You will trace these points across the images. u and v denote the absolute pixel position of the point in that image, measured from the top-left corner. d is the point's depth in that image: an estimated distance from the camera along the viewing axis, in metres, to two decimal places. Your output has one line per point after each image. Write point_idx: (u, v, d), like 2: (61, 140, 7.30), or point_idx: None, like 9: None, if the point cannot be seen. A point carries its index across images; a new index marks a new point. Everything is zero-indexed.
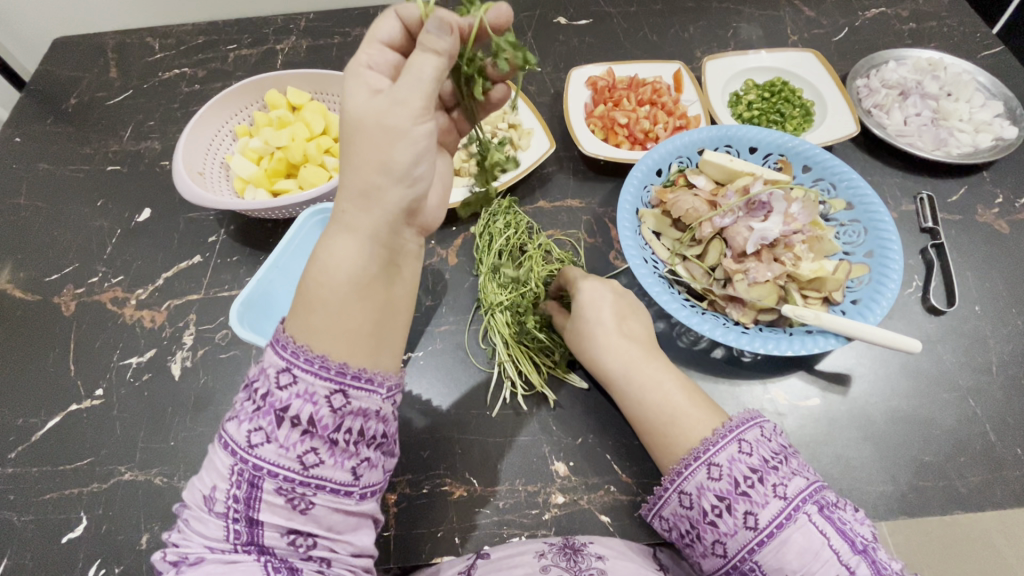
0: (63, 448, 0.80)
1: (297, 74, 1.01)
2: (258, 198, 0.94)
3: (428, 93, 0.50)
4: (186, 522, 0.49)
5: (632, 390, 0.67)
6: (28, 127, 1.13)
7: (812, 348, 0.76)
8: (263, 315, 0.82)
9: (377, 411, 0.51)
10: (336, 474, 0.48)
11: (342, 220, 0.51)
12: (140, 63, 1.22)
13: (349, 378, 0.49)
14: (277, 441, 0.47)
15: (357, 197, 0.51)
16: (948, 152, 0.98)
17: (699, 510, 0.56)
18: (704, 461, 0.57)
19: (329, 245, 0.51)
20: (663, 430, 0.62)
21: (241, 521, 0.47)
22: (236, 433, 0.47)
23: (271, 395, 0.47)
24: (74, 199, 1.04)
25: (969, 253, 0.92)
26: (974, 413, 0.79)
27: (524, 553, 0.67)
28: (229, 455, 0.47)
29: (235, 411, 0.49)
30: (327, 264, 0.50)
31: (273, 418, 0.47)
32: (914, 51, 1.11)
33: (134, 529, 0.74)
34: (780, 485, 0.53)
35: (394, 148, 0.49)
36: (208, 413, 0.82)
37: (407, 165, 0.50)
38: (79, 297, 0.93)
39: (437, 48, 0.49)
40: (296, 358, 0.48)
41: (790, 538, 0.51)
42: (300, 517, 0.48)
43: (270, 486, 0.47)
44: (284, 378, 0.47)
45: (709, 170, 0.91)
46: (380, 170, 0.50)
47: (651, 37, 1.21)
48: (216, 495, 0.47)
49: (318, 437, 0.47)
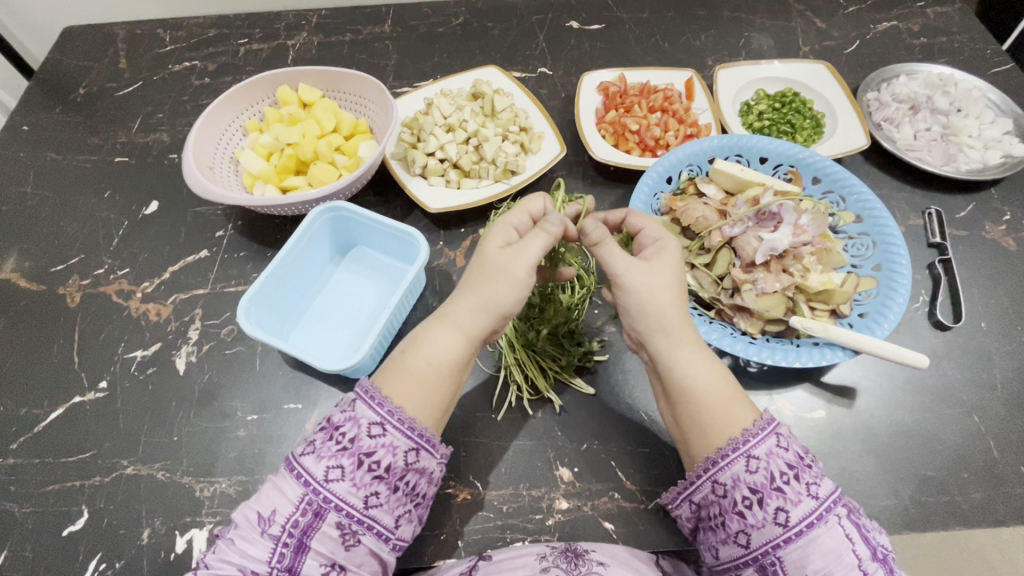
0: (65, 440, 0.80)
1: (309, 71, 1.01)
2: (267, 194, 0.93)
3: (535, 259, 0.63)
4: (227, 542, 0.53)
5: (689, 358, 0.63)
6: (35, 116, 1.12)
7: (820, 361, 0.76)
8: (266, 310, 0.82)
9: (431, 472, 0.59)
10: (384, 518, 0.55)
11: (456, 328, 0.61)
12: (150, 55, 1.22)
13: (424, 440, 0.57)
14: (350, 480, 0.53)
15: (467, 306, 0.62)
16: (956, 168, 0.98)
17: (730, 500, 0.56)
18: (743, 453, 0.56)
19: (439, 344, 0.60)
20: (725, 408, 0.60)
21: (290, 546, 0.52)
22: (315, 466, 0.53)
23: (358, 440, 0.54)
24: (81, 189, 1.03)
25: (975, 269, 0.93)
26: (978, 429, 0.79)
27: (526, 556, 0.67)
28: (302, 484, 0.53)
29: (315, 446, 0.55)
30: (434, 361, 0.60)
31: (355, 460, 0.54)
32: (925, 66, 1.11)
33: (135, 523, 0.74)
34: (813, 484, 0.54)
35: (505, 290, 0.62)
36: (212, 409, 0.82)
37: (511, 302, 0.62)
38: (84, 289, 0.93)
39: (554, 232, 0.64)
40: (390, 417, 0.56)
41: (819, 538, 0.53)
42: (343, 552, 0.54)
43: (332, 518, 0.53)
44: (375, 429, 0.55)
45: (719, 179, 0.91)
46: (490, 298, 0.62)
47: (662, 44, 1.22)
48: (275, 518, 0.53)
49: (385, 482, 0.55)
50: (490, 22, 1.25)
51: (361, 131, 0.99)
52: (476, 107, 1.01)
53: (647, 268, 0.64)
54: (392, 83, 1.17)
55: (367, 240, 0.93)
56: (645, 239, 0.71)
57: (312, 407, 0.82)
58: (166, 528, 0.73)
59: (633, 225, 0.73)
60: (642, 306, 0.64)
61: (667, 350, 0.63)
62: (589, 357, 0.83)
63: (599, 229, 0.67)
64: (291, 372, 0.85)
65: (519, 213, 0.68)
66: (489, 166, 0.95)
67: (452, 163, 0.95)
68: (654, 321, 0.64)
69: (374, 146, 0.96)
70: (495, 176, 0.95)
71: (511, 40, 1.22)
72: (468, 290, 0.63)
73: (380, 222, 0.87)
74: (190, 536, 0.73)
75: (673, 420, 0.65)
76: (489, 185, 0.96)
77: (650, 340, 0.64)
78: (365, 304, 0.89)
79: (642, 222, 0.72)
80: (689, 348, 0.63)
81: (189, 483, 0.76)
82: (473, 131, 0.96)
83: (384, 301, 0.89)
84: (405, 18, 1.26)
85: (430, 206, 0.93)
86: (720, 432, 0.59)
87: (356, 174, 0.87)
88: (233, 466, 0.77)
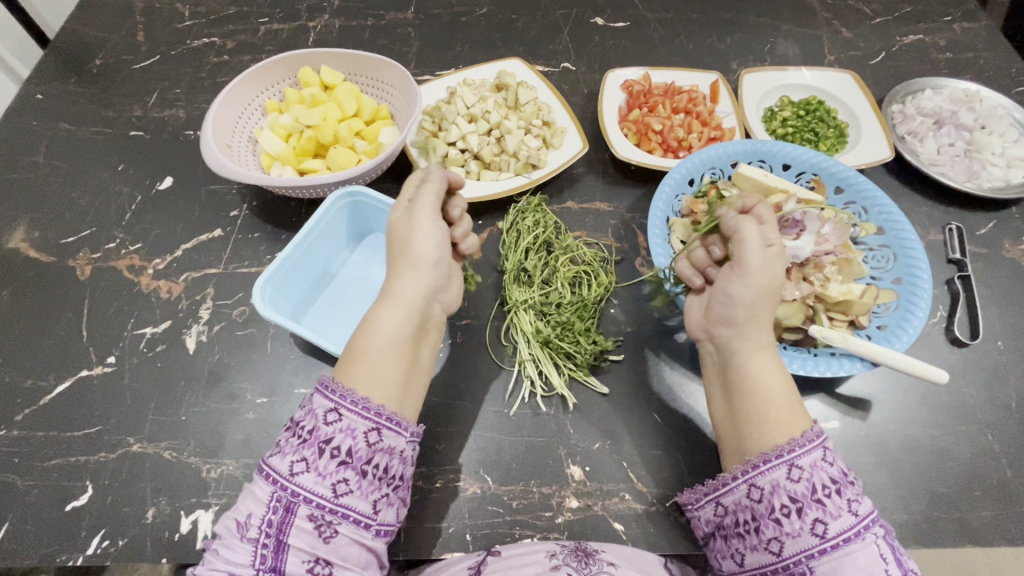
0: (72, 414, 0.79)
1: (332, 53, 0.99)
2: (284, 175, 0.92)
3: (436, 208, 0.69)
4: (212, 553, 0.53)
5: (766, 362, 0.66)
6: (50, 85, 1.11)
7: (838, 371, 0.76)
8: (279, 292, 0.81)
9: (400, 451, 0.58)
10: (360, 504, 0.54)
11: (392, 294, 0.65)
12: (168, 29, 1.20)
13: (385, 419, 0.56)
14: (316, 470, 0.53)
15: (404, 280, 0.66)
16: (978, 185, 0.98)
17: (767, 505, 0.57)
18: (786, 461, 0.57)
19: (377, 312, 0.64)
20: (788, 408, 0.62)
21: (269, 546, 0.51)
22: (279, 463, 0.53)
23: (317, 429, 0.54)
24: (94, 162, 1.02)
25: (993, 287, 0.92)
26: (991, 447, 0.79)
27: (535, 553, 0.66)
28: (270, 483, 0.53)
29: (278, 445, 0.55)
30: (377, 328, 0.62)
31: (316, 450, 0.53)
32: (951, 81, 1.10)
33: (140, 502, 0.73)
34: (855, 502, 0.54)
35: (430, 248, 0.67)
36: (221, 389, 0.81)
37: (426, 257, 0.67)
38: (95, 262, 0.91)
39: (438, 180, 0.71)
40: (343, 400, 0.55)
41: (854, 554, 0.53)
42: (323, 545, 0.52)
43: (303, 512, 0.52)
44: (331, 416, 0.55)
45: (742, 184, 0.90)
46: (416, 259, 0.67)
47: (687, 45, 1.21)
48: (250, 521, 0.52)
49: (351, 468, 0.54)
50: (514, 15, 1.24)
51: (382, 117, 0.98)
52: (499, 98, 0.99)
53: (774, 267, 0.65)
54: (413, 70, 1.16)
55: (383, 227, 0.92)
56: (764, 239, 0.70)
57: None
58: (171, 507, 0.72)
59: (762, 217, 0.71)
60: (751, 302, 0.65)
61: (750, 349, 0.66)
62: (604, 357, 0.82)
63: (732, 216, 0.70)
64: (302, 356, 0.84)
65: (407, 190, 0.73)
66: (511, 159, 0.94)
67: (473, 154, 0.94)
68: (753, 323, 0.66)
69: (396, 132, 0.95)
70: (516, 169, 0.94)
71: (535, 34, 1.21)
72: (397, 266, 0.67)
73: None
74: (195, 517, 0.72)
75: (727, 416, 0.66)
76: (509, 178, 0.95)
77: (741, 340, 0.67)
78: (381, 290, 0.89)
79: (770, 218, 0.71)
80: (767, 354, 0.66)
81: (196, 463, 0.75)
82: (495, 123, 0.95)
83: None
84: (427, 5, 1.25)
85: None
86: (780, 430, 0.59)
87: (376, 160, 0.86)
88: (240, 449, 0.76)
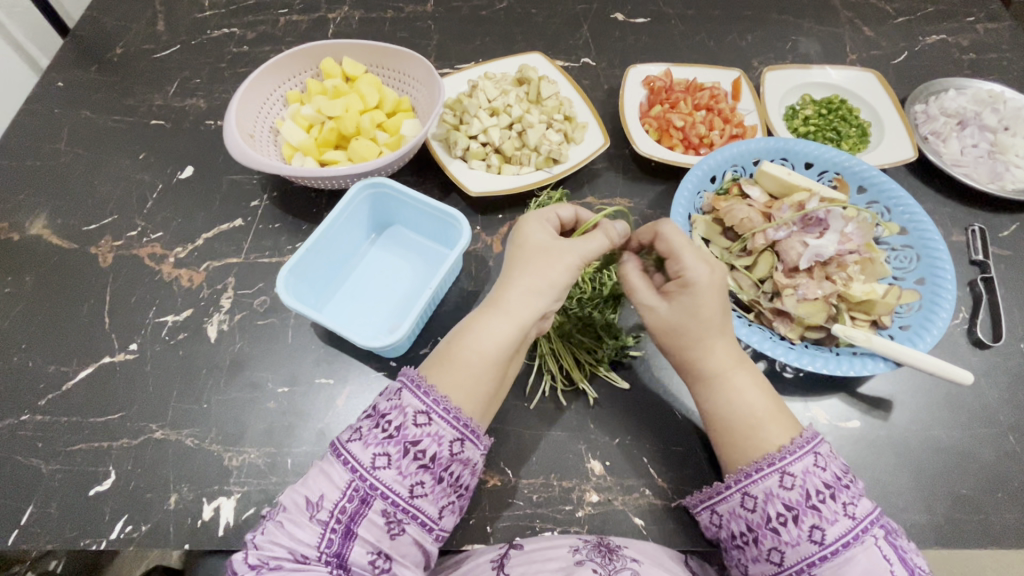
0: (95, 399, 0.79)
1: (354, 44, 0.99)
2: (306, 166, 0.92)
3: (592, 251, 0.66)
4: (272, 528, 0.54)
5: (721, 391, 0.65)
6: (71, 73, 1.11)
7: (861, 370, 0.75)
8: (304, 282, 0.81)
9: (473, 463, 0.59)
10: (429, 508, 0.56)
11: (505, 306, 0.62)
12: (188, 19, 1.20)
13: (470, 432, 0.58)
14: (397, 468, 0.55)
15: (520, 294, 0.62)
16: (1002, 187, 0.97)
17: (762, 515, 0.58)
18: (778, 469, 0.58)
19: (485, 321, 0.61)
20: (749, 432, 0.62)
21: (339, 531, 0.53)
22: (362, 453, 0.55)
23: (405, 428, 0.56)
24: (116, 150, 1.02)
25: (1016, 289, 0.92)
26: (1014, 450, 0.79)
27: (558, 547, 0.65)
28: (349, 471, 0.54)
29: (360, 433, 0.56)
30: (484, 343, 0.60)
31: (401, 448, 0.55)
32: (975, 82, 1.09)
33: (163, 488, 0.73)
34: (850, 505, 0.56)
35: (557, 273, 0.63)
36: (243, 378, 0.81)
37: (559, 285, 0.63)
38: (116, 250, 0.92)
39: (613, 235, 0.68)
40: (436, 406, 0.57)
41: (855, 558, 0.54)
42: (388, 541, 0.54)
43: (378, 506, 0.54)
44: (421, 418, 0.56)
45: (764, 181, 0.90)
46: (547, 280, 0.63)
47: (708, 42, 1.20)
48: (323, 503, 0.54)
49: (430, 472, 0.56)
50: (533, 9, 1.23)
51: (403, 109, 0.98)
52: (521, 92, 0.99)
53: (671, 315, 0.66)
54: (433, 64, 1.16)
55: (404, 219, 0.92)
56: (671, 269, 0.67)
57: (342, 383, 0.81)
58: (194, 494, 0.73)
59: (661, 248, 0.68)
60: (665, 345, 0.68)
61: (693, 382, 0.67)
62: (626, 352, 0.82)
63: (629, 262, 0.71)
64: (323, 347, 0.84)
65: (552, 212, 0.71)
66: (532, 153, 0.94)
67: (495, 147, 0.94)
68: (681, 362, 0.67)
69: (417, 125, 0.95)
70: (538, 164, 0.94)
71: (555, 28, 1.21)
72: (520, 278, 0.63)
73: (423, 202, 0.85)
74: (217, 504, 0.72)
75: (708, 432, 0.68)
76: (530, 172, 0.95)
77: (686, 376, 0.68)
78: (400, 281, 0.89)
79: (669, 246, 0.67)
80: (721, 382, 0.65)
81: (218, 451, 0.76)
82: (517, 117, 0.95)
83: (421, 284, 0.88)
84: None
85: (470, 189, 0.92)
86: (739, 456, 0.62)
87: (400, 152, 0.86)
88: (262, 438, 0.77)
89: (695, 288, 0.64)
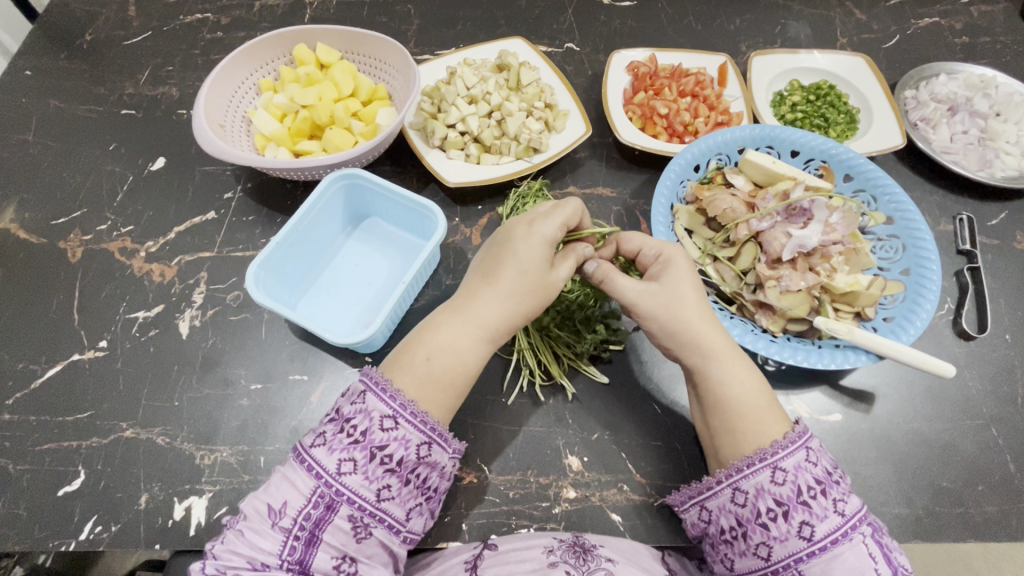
0: (65, 398, 0.78)
1: (328, 30, 0.96)
2: (279, 157, 0.90)
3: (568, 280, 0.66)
4: (231, 536, 0.53)
5: (726, 367, 0.63)
6: (39, 61, 1.07)
7: (842, 364, 0.74)
8: (273, 278, 0.79)
9: (443, 465, 0.59)
10: (397, 511, 0.55)
11: (485, 327, 0.62)
12: (160, 3, 1.16)
13: (437, 435, 0.57)
14: (362, 473, 0.54)
15: (501, 315, 0.62)
16: (992, 174, 0.95)
17: (752, 510, 0.57)
18: (770, 464, 0.57)
19: (464, 341, 0.61)
20: (757, 417, 0.61)
21: (302, 538, 0.52)
22: (326, 459, 0.54)
23: (371, 433, 0.55)
24: (85, 141, 0.99)
25: (1003, 279, 0.90)
26: (996, 442, 0.78)
27: (532, 548, 0.64)
28: (314, 478, 0.53)
29: (323, 439, 0.55)
30: (462, 362, 0.61)
31: (368, 453, 0.54)
32: (967, 67, 1.07)
33: (134, 488, 0.72)
34: (840, 501, 0.55)
35: (538, 300, 0.63)
36: (216, 374, 0.80)
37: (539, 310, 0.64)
38: (86, 244, 0.90)
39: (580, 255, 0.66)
40: (404, 411, 0.56)
41: (842, 555, 0.54)
42: (354, 544, 0.54)
43: (344, 511, 0.53)
44: (387, 422, 0.55)
45: (749, 170, 0.87)
46: (529, 307, 0.63)
47: (695, 26, 1.17)
48: (286, 510, 0.53)
49: (397, 475, 0.55)
50: None
51: (379, 97, 0.95)
52: (500, 79, 0.97)
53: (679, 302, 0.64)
54: (412, 50, 1.13)
55: (380, 211, 0.89)
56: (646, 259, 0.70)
57: (317, 379, 0.80)
58: (165, 493, 0.72)
59: (628, 249, 0.71)
60: (670, 330, 0.64)
61: (699, 365, 0.64)
62: (606, 346, 0.80)
63: (603, 266, 0.67)
64: (298, 343, 0.82)
65: (556, 221, 0.65)
66: (512, 142, 0.91)
67: (473, 136, 0.92)
68: (687, 343, 0.64)
69: (394, 113, 0.92)
70: (517, 153, 0.92)
71: (538, 12, 1.17)
72: (503, 298, 0.62)
73: (399, 194, 0.83)
74: (188, 503, 0.71)
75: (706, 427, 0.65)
76: (510, 162, 0.92)
77: (684, 358, 0.65)
78: (376, 274, 0.87)
79: (636, 244, 0.70)
80: (726, 363, 0.63)
81: (189, 449, 0.75)
82: (496, 105, 0.92)
83: (399, 275, 0.87)
84: None
85: (448, 180, 0.90)
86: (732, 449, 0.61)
87: (373, 142, 0.84)
88: (234, 435, 0.76)
89: (683, 273, 0.66)
